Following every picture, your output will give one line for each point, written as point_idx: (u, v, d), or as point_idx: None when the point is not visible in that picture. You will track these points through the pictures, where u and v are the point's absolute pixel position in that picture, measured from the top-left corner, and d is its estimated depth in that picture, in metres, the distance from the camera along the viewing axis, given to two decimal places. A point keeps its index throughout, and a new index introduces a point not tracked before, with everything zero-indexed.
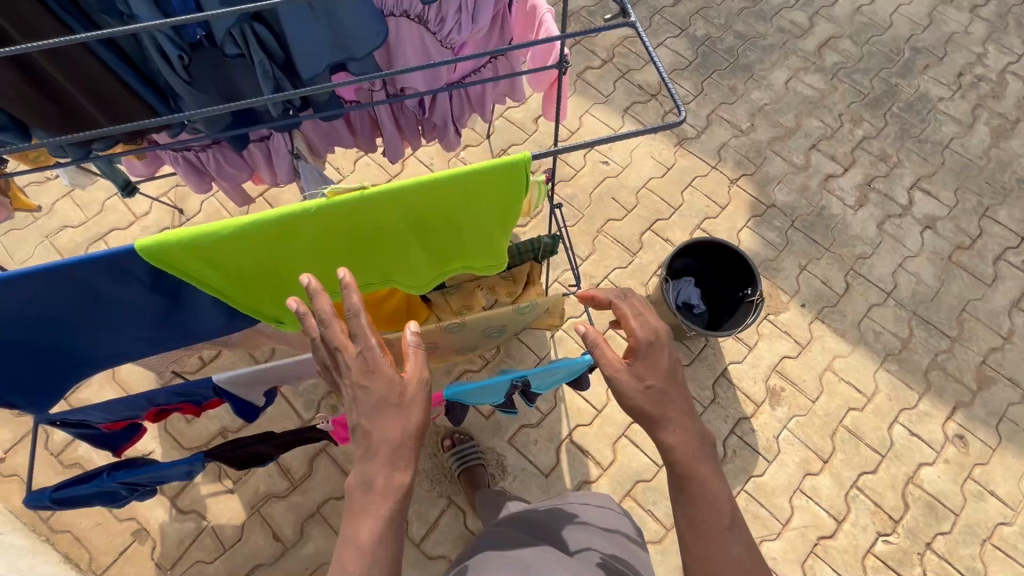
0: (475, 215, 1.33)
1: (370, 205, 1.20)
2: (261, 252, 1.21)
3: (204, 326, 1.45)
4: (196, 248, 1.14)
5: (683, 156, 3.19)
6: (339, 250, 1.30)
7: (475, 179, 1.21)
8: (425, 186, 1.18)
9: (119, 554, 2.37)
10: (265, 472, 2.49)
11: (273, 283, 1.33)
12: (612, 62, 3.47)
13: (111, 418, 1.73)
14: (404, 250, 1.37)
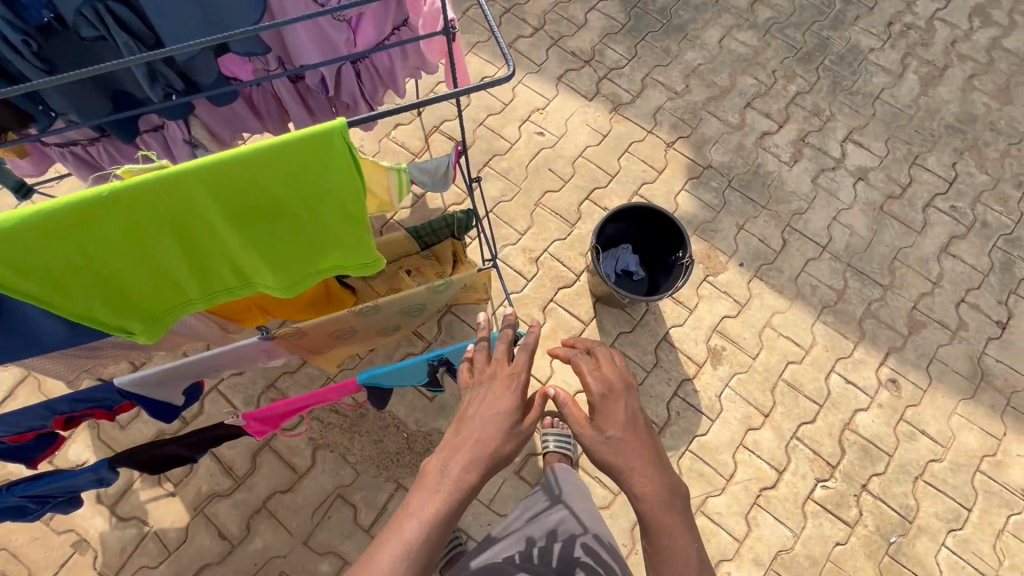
0: (296, 198, 1.35)
1: (169, 189, 1.20)
2: (64, 247, 1.20)
3: (41, 329, 1.44)
4: None
5: (619, 123, 3.16)
6: (155, 239, 1.30)
7: (276, 157, 1.22)
8: (222, 165, 1.19)
9: (59, 567, 2.31)
10: (207, 472, 2.44)
11: (97, 279, 1.32)
12: (544, 29, 3.39)
13: (12, 431, 1.65)
14: (231, 238, 1.38)
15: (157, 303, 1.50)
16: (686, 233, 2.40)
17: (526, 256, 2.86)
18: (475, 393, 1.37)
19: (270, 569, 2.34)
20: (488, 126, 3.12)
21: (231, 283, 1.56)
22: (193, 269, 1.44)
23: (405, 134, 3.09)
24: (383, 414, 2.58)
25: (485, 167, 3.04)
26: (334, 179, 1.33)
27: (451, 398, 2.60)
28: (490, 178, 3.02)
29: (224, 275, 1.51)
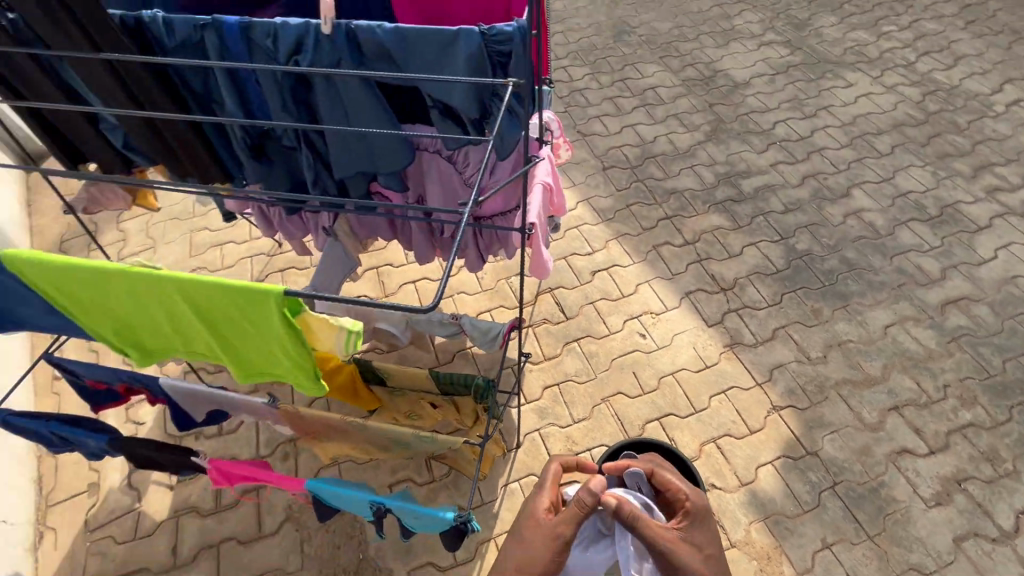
0: (226, 332, 1.08)
1: (156, 290, 1.01)
2: (146, 308, 1.07)
3: (36, 312, 1.21)
4: (72, 288, 1.05)
5: (729, 360, 2.94)
6: (124, 304, 1.07)
7: (207, 295, 1.00)
8: (179, 288, 1.00)
9: (69, 497, 2.66)
10: (204, 485, 2.66)
11: (140, 333, 1.16)
12: (694, 245, 3.45)
13: (92, 376, 2.08)
14: (176, 325, 1.10)
15: (137, 336, 1.17)
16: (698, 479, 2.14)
17: (565, 446, 2.70)
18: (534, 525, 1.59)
19: None
20: (596, 308, 3.18)
21: (172, 347, 1.20)
22: (137, 332, 1.16)
23: (520, 283, 3.31)
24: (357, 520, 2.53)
25: (574, 342, 3.05)
26: (172, 324, 1.09)
27: (421, 543, 2.46)
28: (573, 355, 3.00)
29: (173, 346, 1.20)
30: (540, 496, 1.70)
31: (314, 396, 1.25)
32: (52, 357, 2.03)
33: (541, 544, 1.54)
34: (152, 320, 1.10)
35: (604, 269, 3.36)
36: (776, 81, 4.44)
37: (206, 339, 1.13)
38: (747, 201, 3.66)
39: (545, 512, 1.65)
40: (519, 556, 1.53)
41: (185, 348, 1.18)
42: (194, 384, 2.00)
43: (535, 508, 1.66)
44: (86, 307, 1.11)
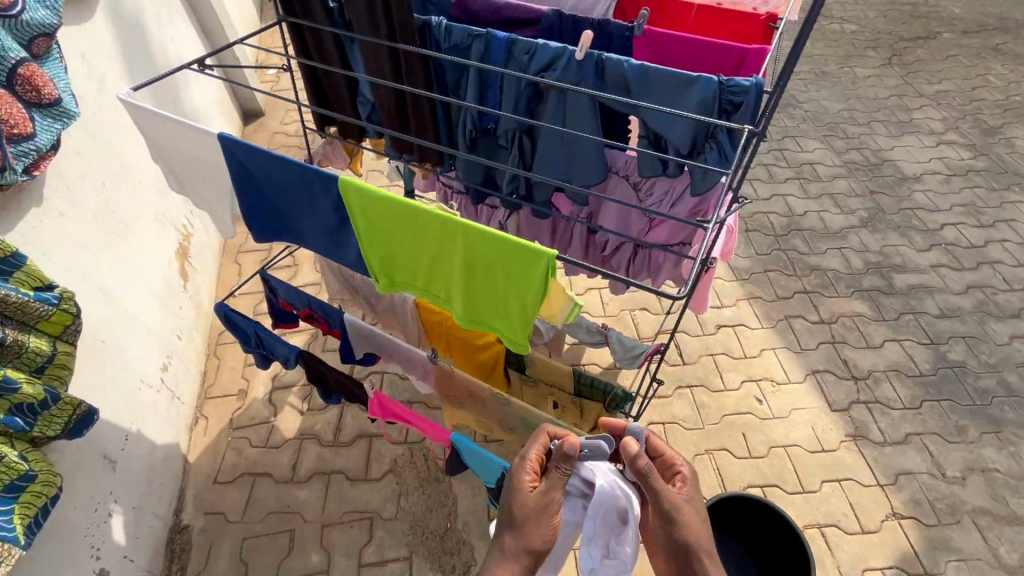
0: (471, 276, 1.27)
1: (435, 227, 1.23)
2: (416, 242, 1.30)
3: (319, 228, 1.50)
4: (369, 214, 1.30)
5: (850, 450, 2.79)
6: (400, 235, 1.31)
7: (472, 242, 1.19)
8: (452, 229, 1.20)
9: (222, 396, 3.09)
10: (328, 419, 2.97)
11: (397, 263, 1.40)
12: (830, 325, 3.33)
13: (288, 298, 2.45)
14: (432, 261, 1.32)
15: (392, 266, 1.42)
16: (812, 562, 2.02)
17: None
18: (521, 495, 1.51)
19: (288, 519, 2.63)
20: (715, 360, 3.17)
21: (415, 281, 1.43)
22: (394, 263, 1.40)
23: (643, 317, 3.38)
24: (453, 491, 2.70)
25: (687, 387, 3.05)
26: (430, 259, 1.32)
27: None
28: (684, 399, 3.00)
29: (414, 280, 1.43)
30: (524, 467, 1.54)
31: (518, 352, 1.38)
32: (265, 274, 2.43)
33: (533, 511, 1.49)
34: (416, 253, 1.33)
35: (730, 325, 3.33)
36: (951, 183, 4.21)
37: (456, 277, 1.31)
38: (899, 295, 3.48)
39: (530, 480, 1.53)
40: (508, 532, 1.47)
41: (426, 283, 1.40)
42: (368, 326, 2.30)
43: (520, 482, 1.52)
44: (367, 233, 1.36)
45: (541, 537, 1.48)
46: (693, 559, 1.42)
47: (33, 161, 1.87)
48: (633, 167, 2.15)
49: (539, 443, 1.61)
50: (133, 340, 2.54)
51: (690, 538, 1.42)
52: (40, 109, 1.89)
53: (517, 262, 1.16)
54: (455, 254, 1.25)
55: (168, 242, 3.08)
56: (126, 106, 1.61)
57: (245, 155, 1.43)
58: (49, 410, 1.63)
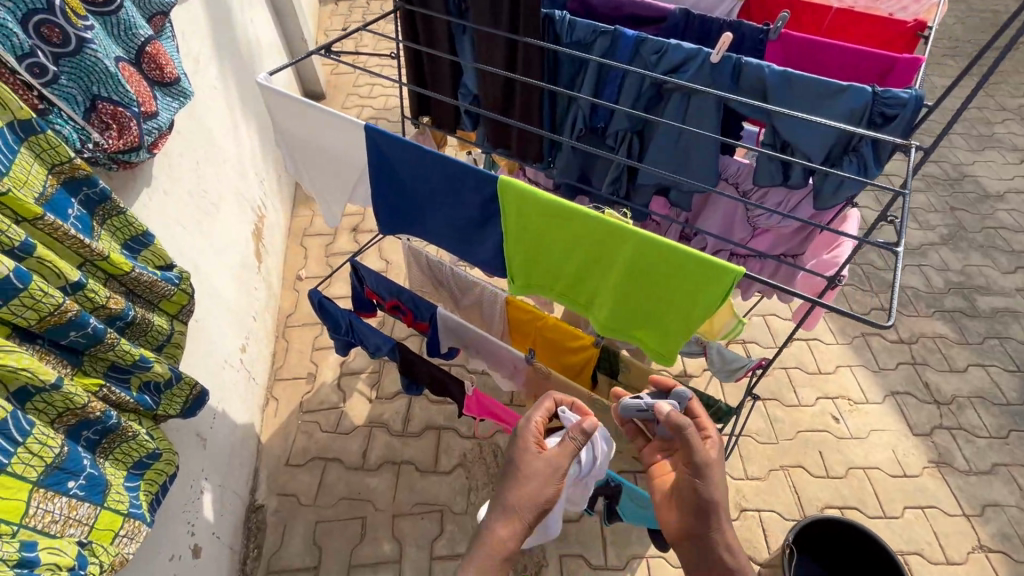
0: (628, 288, 1.24)
1: (598, 235, 1.20)
2: (570, 247, 1.27)
3: (456, 224, 1.48)
4: (523, 215, 1.28)
5: (932, 477, 2.70)
6: (552, 240, 1.28)
7: (643, 253, 1.15)
8: (619, 240, 1.17)
9: (291, 379, 3.12)
10: (396, 408, 2.97)
11: (540, 266, 1.38)
12: (910, 344, 3.21)
13: (375, 287, 2.45)
14: (582, 268, 1.30)
15: (532, 268, 1.40)
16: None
17: (735, 499, 2.63)
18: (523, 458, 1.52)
19: (359, 505, 2.65)
20: (789, 374, 3.07)
21: (552, 285, 1.41)
22: (536, 265, 1.38)
23: None
24: None
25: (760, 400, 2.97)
26: (581, 265, 1.29)
27: (576, 533, 2.56)
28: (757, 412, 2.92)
29: (553, 284, 1.41)
30: (531, 430, 1.57)
31: (659, 365, 1.36)
32: (355, 263, 2.44)
33: (539, 473, 1.50)
34: (565, 258, 1.31)
35: (805, 339, 3.22)
36: None
37: (607, 286, 1.29)
38: (982, 317, 3.35)
39: (534, 442, 1.56)
40: (511, 488, 1.49)
41: (568, 287, 1.38)
42: (457, 319, 2.29)
43: (525, 443, 1.55)
44: (513, 234, 1.34)
45: (544, 496, 1.49)
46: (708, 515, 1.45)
47: (154, 139, 1.89)
48: (745, 174, 2.06)
49: (544, 409, 1.63)
50: (219, 320, 2.57)
51: (707, 496, 1.44)
52: (162, 87, 1.93)
53: (693, 278, 1.12)
54: (616, 263, 1.22)
55: (245, 223, 3.09)
56: (261, 89, 1.60)
57: (389, 148, 1.41)
58: (172, 388, 1.66)
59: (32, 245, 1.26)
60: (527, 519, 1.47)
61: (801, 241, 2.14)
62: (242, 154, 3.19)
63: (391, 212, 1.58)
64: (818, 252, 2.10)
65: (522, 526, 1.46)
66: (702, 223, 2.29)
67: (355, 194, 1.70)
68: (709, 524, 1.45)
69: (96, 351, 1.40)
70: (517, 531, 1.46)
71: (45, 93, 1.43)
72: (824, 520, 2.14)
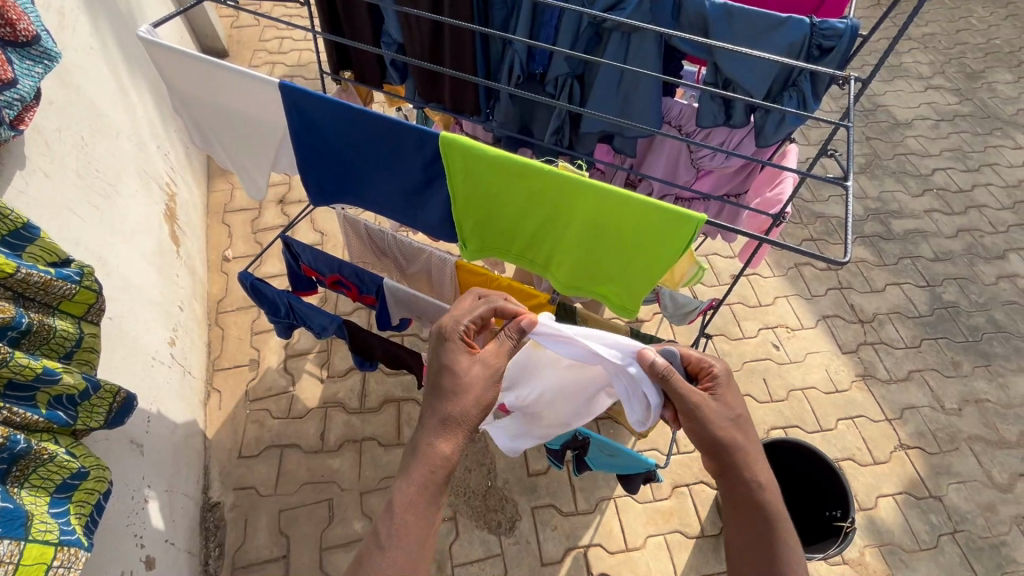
0: (588, 242, 1.20)
1: (554, 190, 1.13)
2: (525, 205, 1.20)
3: (398, 188, 1.36)
4: (471, 174, 1.18)
5: (860, 389, 2.97)
6: (506, 199, 1.21)
7: (602, 205, 1.10)
8: (577, 193, 1.11)
9: (232, 368, 2.92)
10: (350, 385, 2.86)
11: (493, 228, 1.31)
12: (837, 271, 3.43)
13: (312, 262, 2.28)
14: (538, 226, 1.24)
15: (485, 230, 1.32)
16: (851, 490, 2.17)
17: None
18: (458, 365, 1.40)
19: (323, 488, 2.58)
20: (732, 310, 3.22)
21: (508, 246, 1.35)
22: (490, 227, 1.31)
23: None
24: (489, 450, 2.69)
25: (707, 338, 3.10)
26: (537, 222, 1.23)
27: (547, 484, 2.62)
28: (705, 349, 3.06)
29: (509, 245, 1.35)
30: (460, 333, 1.44)
31: (622, 317, 1.35)
32: (285, 238, 2.25)
33: (478, 379, 1.39)
34: (521, 216, 1.24)
35: (744, 275, 3.36)
36: (940, 128, 4.33)
37: (565, 243, 1.25)
38: (898, 239, 3.62)
39: (467, 347, 1.44)
40: (453, 400, 1.39)
41: (525, 246, 1.32)
42: (406, 289, 2.17)
43: (456, 348, 1.42)
44: (462, 195, 1.25)
45: (487, 398, 1.39)
46: (731, 452, 1.38)
47: (16, 112, 1.61)
48: (687, 116, 2.06)
49: (479, 313, 1.50)
50: (139, 315, 2.32)
51: (721, 431, 1.38)
52: (15, 49, 1.62)
53: (655, 227, 1.09)
54: (574, 217, 1.16)
55: (153, 203, 2.76)
56: (145, 45, 1.36)
57: (312, 109, 1.26)
58: (90, 399, 1.48)
59: None
60: (473, 426, 1.37)
61: (743, 180, 2.17)
62: (138, 125, 2.81)
63: (322, 179, 1.43)
64: (759, 191, 2.14)
65: (467, 435, 1.37)
66: (647, 169, 2.28)
67: (279, 161, 1.52)
68: (737, 460, 1.37)
69: None
70: (462, 443, 1.36)
71: None
72: (769, 445, 2.31)
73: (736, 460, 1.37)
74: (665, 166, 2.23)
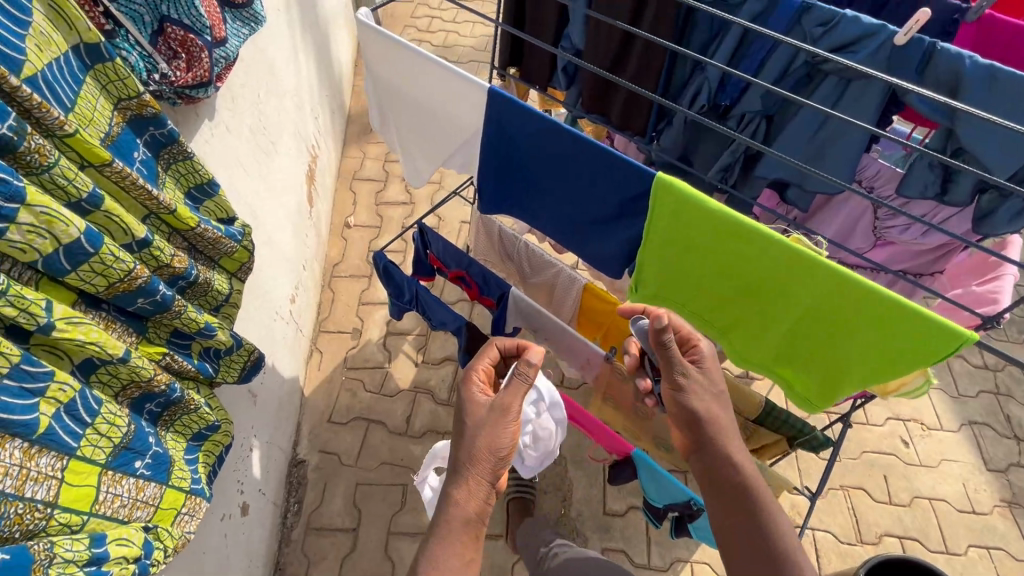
0: (795, 326, 1.08)
1: (779, 265, 1.01)
2: (730, 271, 1.09)
3: (576, 216, 1.28)
4: (680, 223, 1.08)
5: (1003, 517, 2.55)
6: (710, 258, 1.10)
7: (837, 294, 0.97)
8: (808, 276, 0.98)
9: (335, 332, 3.02)
10: (442, 375, 2.87)
11: (677, 281, 1.21)
12: (997, 372, 2.95)
13: (440, 253, 2.26)
14: (735, 294, 1.13)
15: (666, 280, 1.23)
16: None
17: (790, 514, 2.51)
18: (469, 410, 1.39)
19: (399, 471, 2.60)
20: None
21: (686, 303, 1.25)
22: (674, 279, 1.21)
23: None
24: (566, 477, 2.59)
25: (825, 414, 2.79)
26: (736, 289, 1.12)
27: (621, 528, 2.48)
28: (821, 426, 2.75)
29: (688, 302, 1.24)
30: (474, 377, 1.46)
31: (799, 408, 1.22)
32: (421, 225, 2.25)
33: (484, 422, 1.35)
34: (718, 279, 1.13)
35: None
36: None
37: (762, 318, 1.12)
38: None
39: (480, 388, 1.44)
40: (462, 442, 1.35)
41: (708, 308, 1.21)
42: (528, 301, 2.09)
43: (470, 391, 1.43)
44: (656, 241, 1.15)
45: (499, 443, 1.34)
46: (708, 426, 1.22)
47: (221, 70, 1.68)
48: (884, 178, 1.81)
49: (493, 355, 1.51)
50: (273, 269, 2.43)
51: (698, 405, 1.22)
52: (231, 9, 1.70)
53: (897, 334, 0.94)
54: (791, 297, 1.04)
55: (300, 163, 2.89)
56: (359, 27, 1.36)
57: (513, 122, 1.21)
58: (231, 356, 1.53)
59: (102, 196, 1.09)
60: (485, 473, 1.33)
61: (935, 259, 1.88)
62: (300, 87, 2.95)
63: (494, 189, 1.39)
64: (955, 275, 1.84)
65: (480, 484, 1.33)
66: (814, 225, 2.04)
67: (451, 162, 1.49)
68: (711, 433, 1.22)
69: (162, 319, 1.25)
70: (477, 493, 1.31)
71: (111, 9, 1.23)
72: (893, 560, 2.01)
73: (714, 435, 1.21)
74: (840, 225, 1.98)
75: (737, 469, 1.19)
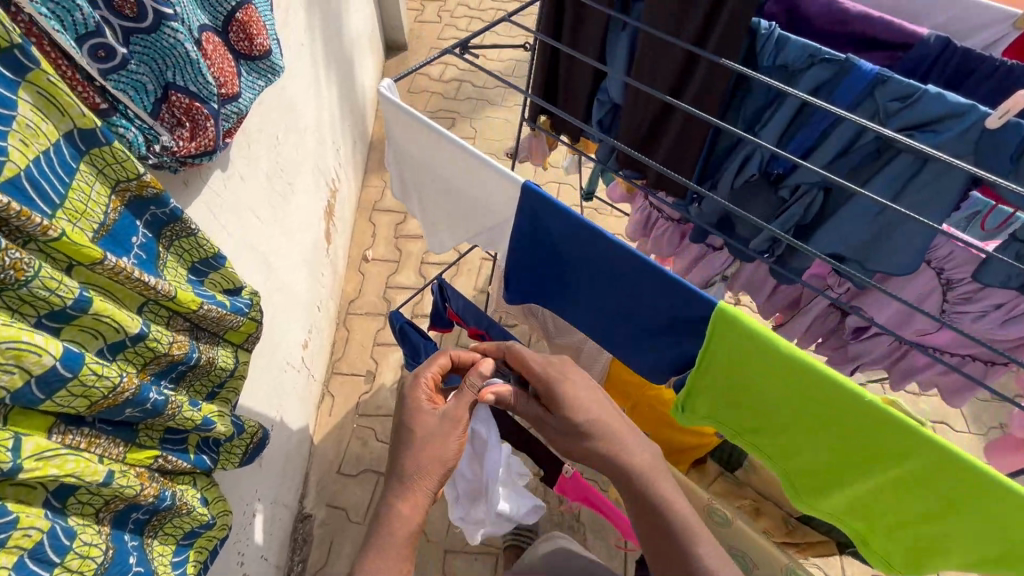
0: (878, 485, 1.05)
1: (870, 434, 0.97)
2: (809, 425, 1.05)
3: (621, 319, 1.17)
4: (754, 375, 1.04)
5: None
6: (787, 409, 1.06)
7: (935, 470, 0.93)
8: (903, 450, 0.95)
9: (348, 374, 2.91)
10: None
11: (744, 418, 1.17)
12: None
13: (460, 310, 2.13)
14: (811, 443, 1.09)
15: (732, 415, 1.19)
16: None
17: None
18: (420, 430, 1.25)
19: None
20: None
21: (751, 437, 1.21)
22: (742, 416, 1.17)
23: None
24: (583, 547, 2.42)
25: None
26: (813, 441, 1.08)
27: None
28: None
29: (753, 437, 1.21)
30: (423, 387, 1.32)
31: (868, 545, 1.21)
32: (441, 280, 2.12)
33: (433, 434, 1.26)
34: (794, 429, 1.09)
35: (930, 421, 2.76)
36: None
37: (841, 468, 1.09)
38: None
39: (428, 398, 1.31)
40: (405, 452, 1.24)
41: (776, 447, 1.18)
42: None
43: (418, 400, 1.29)
44: (726, 382, 1.11)
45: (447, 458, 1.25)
46: (602, 439, 1.25)
47: (231, 125, 1.56)
48: (957, 260, 1.60)
49: (439, 364, 1.39)
50: (286, 317, 2.33)
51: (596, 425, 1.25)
52: (247, 62, 1.59)
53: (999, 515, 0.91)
54: (878, 461, 1.00)
55: (319, 200, 2.80)
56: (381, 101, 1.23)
57: (552, 222, 1.10)
58: (230, 442, 1.42)
59: (90, 299, 0.98)
60: (430, 487, 1.24)
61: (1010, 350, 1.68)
62: (322, 122, 2.86)
63: (529, 277, 1.29)
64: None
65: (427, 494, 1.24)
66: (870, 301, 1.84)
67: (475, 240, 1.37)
68: (611, 447, 1.25)
69: (154, 421, 1.14)
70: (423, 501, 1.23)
71: (106, 87, 1.10)
72: None
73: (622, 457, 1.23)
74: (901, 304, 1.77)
75: (647, 482, 1.23)
